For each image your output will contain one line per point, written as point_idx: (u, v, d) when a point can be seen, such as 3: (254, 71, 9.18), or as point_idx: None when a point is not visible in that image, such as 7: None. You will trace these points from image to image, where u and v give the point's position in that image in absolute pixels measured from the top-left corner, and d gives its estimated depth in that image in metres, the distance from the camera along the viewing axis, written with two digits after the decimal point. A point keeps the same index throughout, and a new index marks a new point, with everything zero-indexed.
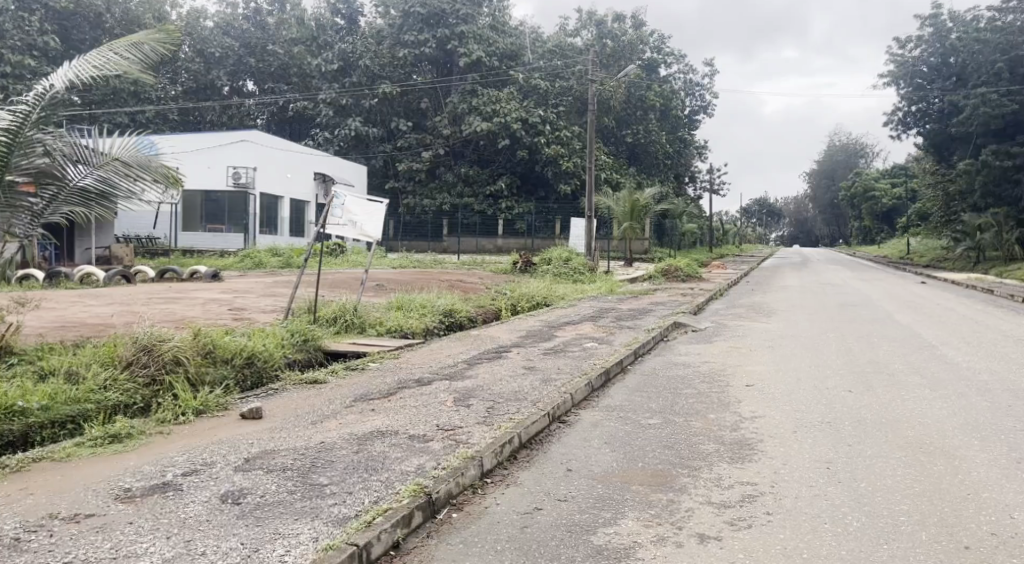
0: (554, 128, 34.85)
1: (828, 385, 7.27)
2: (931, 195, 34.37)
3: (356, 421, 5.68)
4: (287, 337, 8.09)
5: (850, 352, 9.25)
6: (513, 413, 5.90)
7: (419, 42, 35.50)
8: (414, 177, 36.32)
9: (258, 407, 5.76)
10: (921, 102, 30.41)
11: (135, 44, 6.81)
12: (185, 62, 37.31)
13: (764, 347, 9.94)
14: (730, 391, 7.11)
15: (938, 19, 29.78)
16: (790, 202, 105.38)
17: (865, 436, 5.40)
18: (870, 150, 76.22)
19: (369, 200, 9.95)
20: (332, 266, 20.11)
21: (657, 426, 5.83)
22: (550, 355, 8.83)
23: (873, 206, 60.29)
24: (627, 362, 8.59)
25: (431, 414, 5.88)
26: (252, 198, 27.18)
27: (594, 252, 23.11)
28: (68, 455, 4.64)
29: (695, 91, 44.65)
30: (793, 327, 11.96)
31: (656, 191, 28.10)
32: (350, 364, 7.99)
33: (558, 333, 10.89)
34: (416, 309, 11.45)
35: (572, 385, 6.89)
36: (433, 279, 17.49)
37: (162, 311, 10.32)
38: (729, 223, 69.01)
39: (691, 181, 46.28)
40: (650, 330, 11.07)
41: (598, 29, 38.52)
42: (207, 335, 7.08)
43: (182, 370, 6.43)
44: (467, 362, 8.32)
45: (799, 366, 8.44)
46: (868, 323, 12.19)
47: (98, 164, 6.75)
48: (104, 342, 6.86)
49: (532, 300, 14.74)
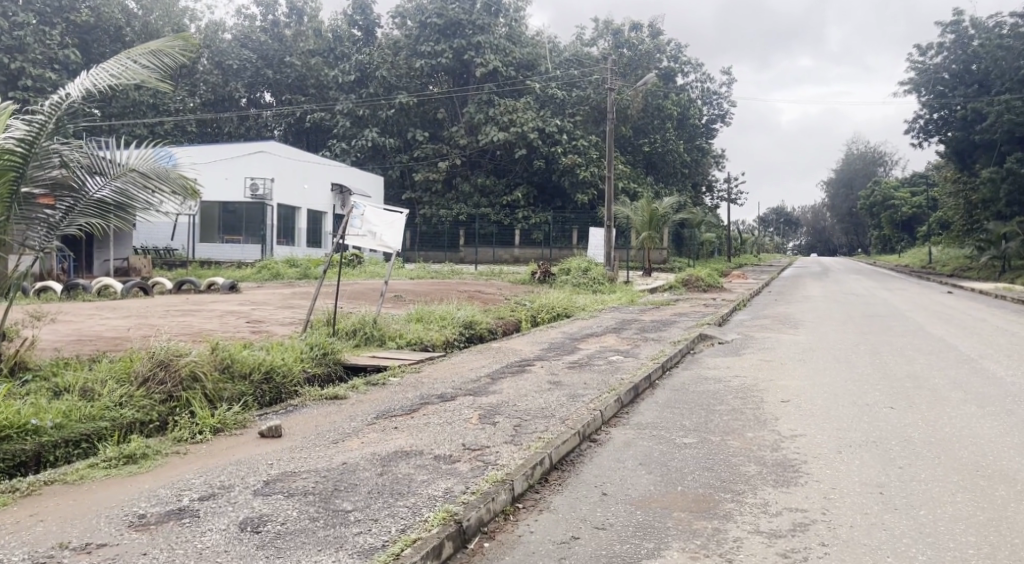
0: (571, 137, 34.67)
1: (867, 401, 6.96)
2: (954, 203, 33.86)
3: (378, 440, 5.46)
4: (306, 350, 7.90)
5: (886, 366, 8.94)
6: (542, 431, 5.66)
7: (436, 53, 35.47)
8: (431, 187, 36.21)
9: (277, 425, 5.57)
10: (943, 109, 30.00)
11: (152, 51, 6.68)
12: (204, 75, 37.56)
13: (796, 360, 9.65)
14: (765, 407, 6.83)
15: (960, 26, 29.37)
16: (807, 211, 104.49)
17: (916, 457, 5.11)
18: (889, 158, 75.42)
19: (388, 210, 9.80)
20: (350, 277, 20.00)
21: (693, 446, 5.58)
22: (574, 368, 8.58)
23: (893, 214, 59.58)
24: (656, 377, 8.31)
25: (455, 432, 5.65)
26: (269, 209, 27.06)
27: (613, 262, 22.84)
28: (80, 477, 4.44)
29: (713, 100, 44.26)
30: (823, 339, 11.64)
31: (674, 201, 27.86)
32: (370, 379, 7.78)
33: (582, 345, 10.64)
34: (436, 320, 11.23)
35: (601, 401, 6.63)
36: (452, 290, 17.27)
37: (178, 323, 10.17)
38: (747, 232, 68.40)
39: (709, 190, 45.88)
40: (675, 342, 10.80)
41: (614, 38, 38.35)
42: (225, 349, 6.89)
43: (200, 386, 6.25)
44: (491, 376, 8.09)
45: (835, 381, 8.13)
46: (899, 335, 11.87)
47: (115, 175, 6.63)
48: (120, 357, 6.69)
49: (552, 311, 14.49)
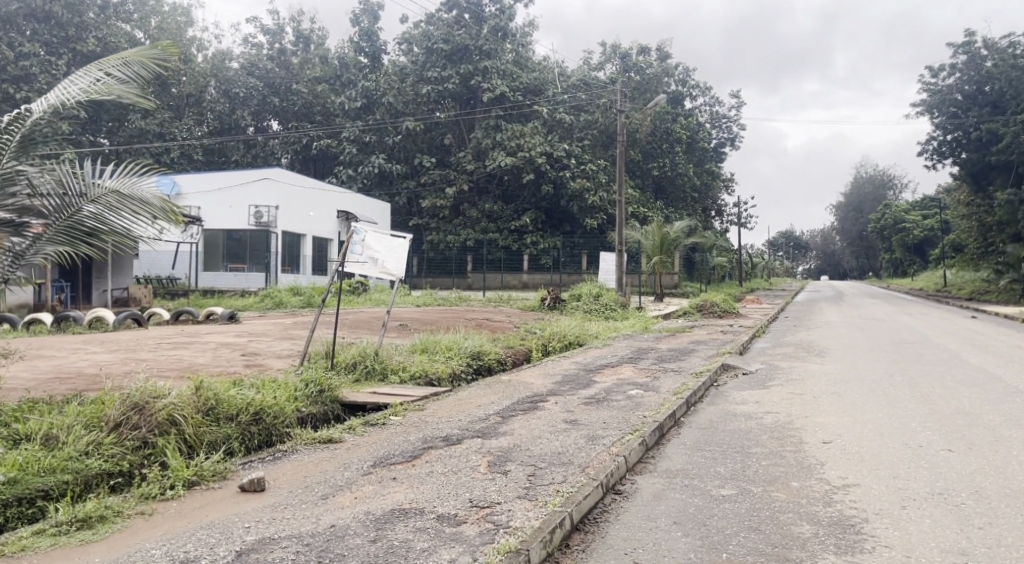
0: (580, 161, 34.24)
1: (920, 443, 6.28)
2: (966, 226, 33.26)
3: (374, 495, 4.78)
4: (300, 387, 7.23)
5: (929, 399, 8.22)
6: (559, 484, 4.98)
7: (443, 78, 35.05)
8: (438, 213, 35.73)
9: (260, 478, 4.94)
10: (957, 130, 29.33)
11: (128, 61, 6.18)
12: (210, 103, 37.21)
13: (830, 393, 8.91)
14: (806, 450, 6.13)
15: (972, 47, 28.90)
16: (816, 236, 103.61)
17: (996, 514, 4.49)
18: (898, 182, 74.60)
19: (391, 235, 9.15)
20: (353, 305, 19.41)
21: (732, 499, 4.92)
22: (591, 405, 7.85)
23: (904, 237, 58.70)
24: (680, 414, 7.62)
25: (461, 485, 4.97)
26: (274, 237, 26.62)
27: (625, 287, 22.18)
28: (22, 548, 3.88)
29: (722, 124, 43.71)
30: (853, 369, 10.90)
31: (686, 225, 27.21)
32: (369, 418, 7.11)
33: (598, 377, 9.94)
34: (442, 351, 10.56)
35: (624, 446, 5.95)
36: (459, 318, 16.61)
37: (167, 357, 9.54)
38: (758, 255, 67.44)
39: (719, 215, 45.17)
40: (697, 373, 10.08)
41: (622, 62, 37.90)
42: (210, 388, 6.26)
43: (180, 431, 5.64)
44: (500, 415, 7.39)
45: (877, 417, 7.41)
46: (936, 364, 11.15)
47: (87, 199, 6.04)
48: (93, 399, 6.08)
49: (564, 340, 13.81)
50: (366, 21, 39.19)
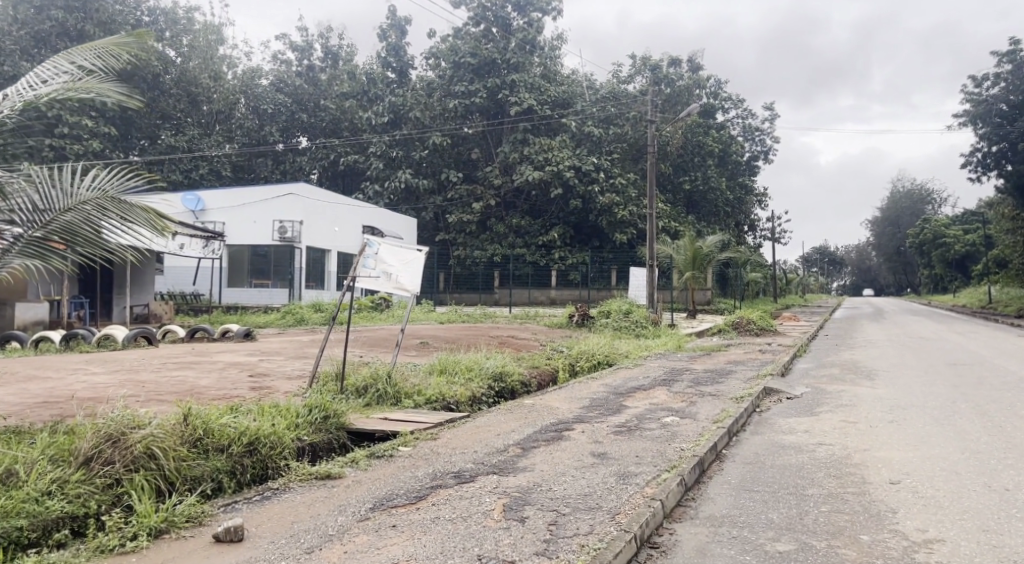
0: (609, 176, 33.59)
1: (1005, 485, 5.41)
2: (1012, 241, 31.27)
3: (367, 550, 4.09)
4: (303, 413, 6.57)
5: (1004, 432, 7.28)
6: (585, 536, 4.25)
7: (470, 92, 34.56)
8: (465, 228, 35.10)
9: (239, 526, 4.32)
10: (1002, 142, 27.88)
11: (103, 52, 5.75)
12: (239, 119, 36.97)
13: (887, 421, 8.01)
14: (872, 492, 5.33)
15: (1016, 55, 27.52)
16: (851, 251, 101.05)
17: None
18: (937, 196, 72.43)
19: (407, 247, 8.47)
20: (372, 323, 18.82)
21: (793, 558, 4.14)
22: (622, 435, 7.08)
23: (944, 253, 56.61)
24: (722, 447, 6.82)
25: (470, 535, 4.26)
26: (297, 251, 26.23)
27: (657, 303, 21.21)
28: None
29: (755, 136, 42.68)
30: (910, 394, 9.92)
31: (720, 238, 26.08)
32: (375, 449, 6.41)
33: (630, 402, 9.16)
34: (461, 372, 9.83)
35: (661, 488, 5.16)
36: (481, 336, 15.88)
37: (169, 379, 8.94)
38: (793, 270, 65.55)
39: (752, 230, 44.04)
40: (739, 399, 9.22)
41: (652, 74, 36.81)
42: (199, 416, 5.64)
43: (159, 466, 4.98)
44: (521, 445, 6.66)
45: (949, 453, 6.49)
46: (1000, 389, 10.13)
47: (63, 207, 5.44)
48: (68, 428, 5.46)
49: (593, 359, 13.08)
50: (393, 36, 39.16)
